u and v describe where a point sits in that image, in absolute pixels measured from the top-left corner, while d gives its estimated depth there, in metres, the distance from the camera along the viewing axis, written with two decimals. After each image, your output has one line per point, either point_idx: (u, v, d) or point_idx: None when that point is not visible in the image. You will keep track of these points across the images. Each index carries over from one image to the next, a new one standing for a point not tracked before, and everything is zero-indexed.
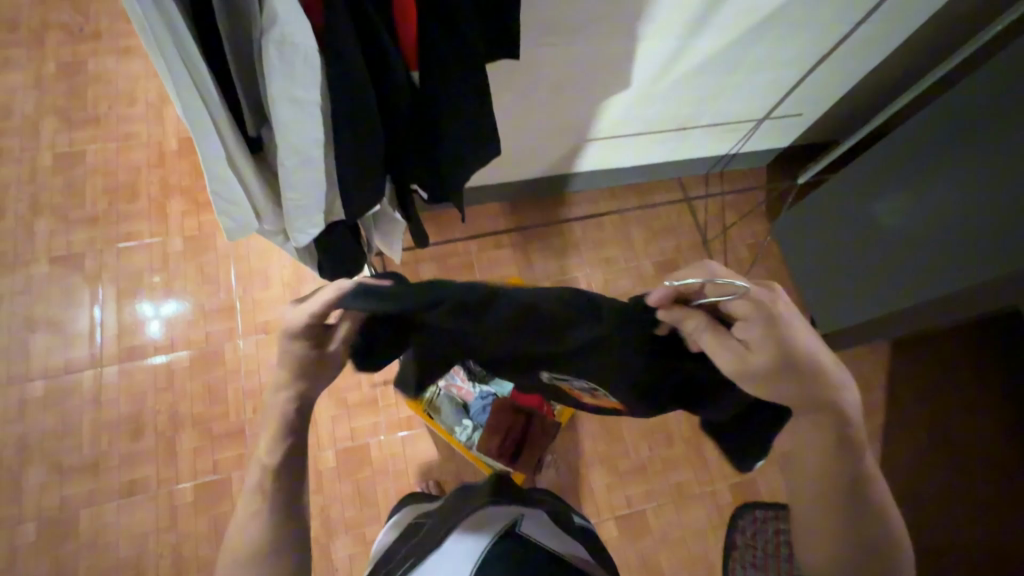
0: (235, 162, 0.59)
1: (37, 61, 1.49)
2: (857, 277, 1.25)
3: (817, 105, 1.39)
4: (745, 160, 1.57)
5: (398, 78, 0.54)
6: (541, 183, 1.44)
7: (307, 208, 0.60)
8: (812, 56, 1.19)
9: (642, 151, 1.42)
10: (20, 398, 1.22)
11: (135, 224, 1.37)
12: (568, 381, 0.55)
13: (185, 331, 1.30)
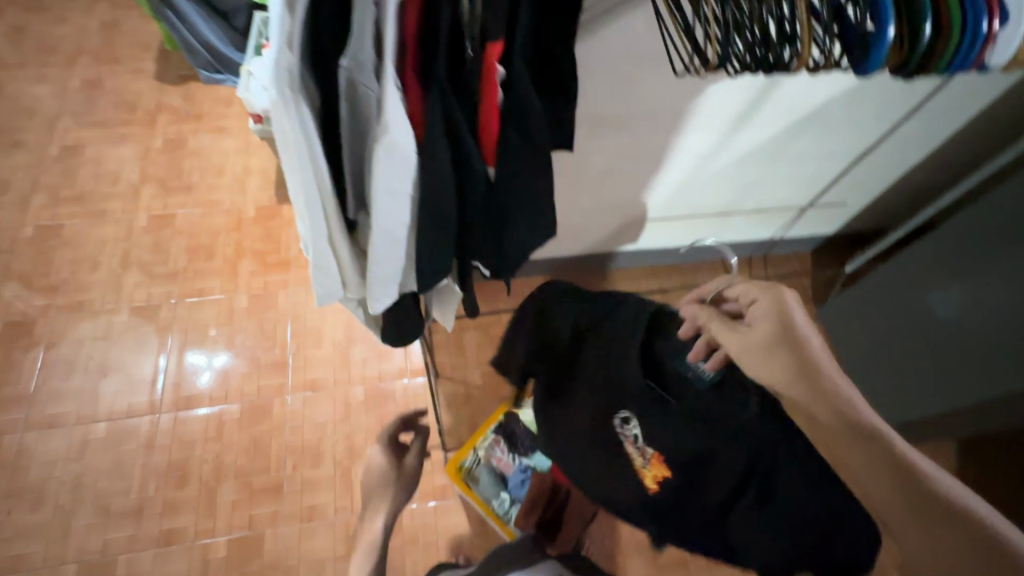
0: (333, 239, 0.66)
1: (147, 137, 1.72)
2: (912, 369, 1.21)
3: (861, 196, 1.42)
4: (790, 246, 1.57)
5: (475, 174, 0.60)
6: (585, 259, 1.49)
7: (388, 280, 0.67)
8: (855, 151, 1.24)
9: (688, 232, 1.46)
10: (83, 438, 1.29)
11: (208, 281, 1.50)
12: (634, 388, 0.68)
13: (239, 383, 1.36)
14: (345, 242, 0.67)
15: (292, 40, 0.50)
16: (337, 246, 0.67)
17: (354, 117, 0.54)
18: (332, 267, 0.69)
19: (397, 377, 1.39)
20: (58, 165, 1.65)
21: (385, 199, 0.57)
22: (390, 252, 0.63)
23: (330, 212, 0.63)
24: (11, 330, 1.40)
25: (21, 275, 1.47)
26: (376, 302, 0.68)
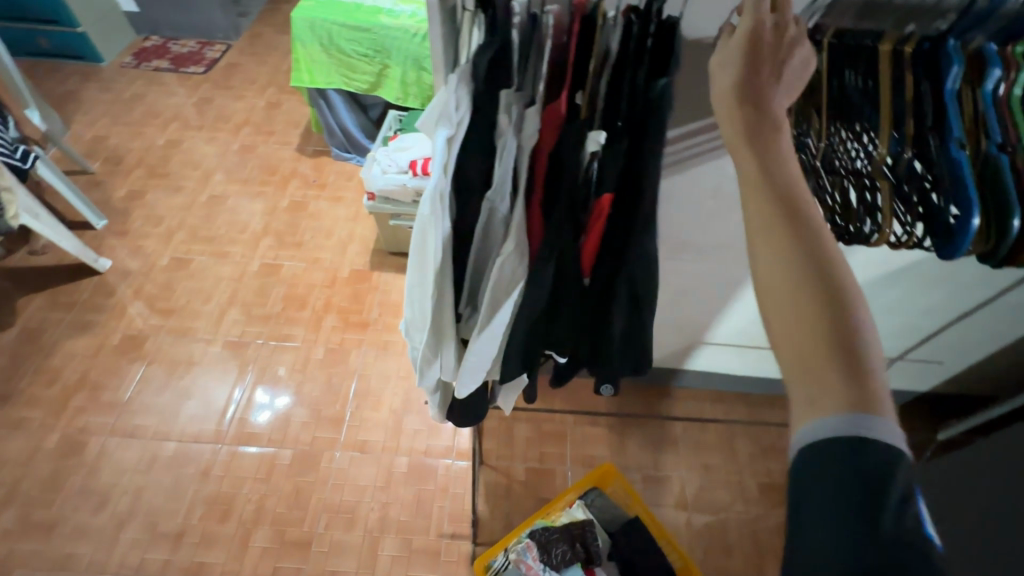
0: (444, 332, 0.72)
1: (278, 197, 1.99)
2: None
3: (960, 356, 1.31)
4: None
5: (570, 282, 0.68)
6: (648, 372, 1.48)
7: (484, 368, 0.74)
8: (953, 309, 1.17)
9: (761, 362, 1.41)
10: (153, 453, 1.40)
11: (294, 329, 1.64)
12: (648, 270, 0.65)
13: (297, 430, 1.43)
14: (452, 335, 0.73)
15: (446, 167, 0.61)
16: (445, 339, 0.73)
17: (486, 237, 0.65)
18: (437, 354, 0.75)
19: (442, 455, 1.40)
20: (203, 210, 1.94)
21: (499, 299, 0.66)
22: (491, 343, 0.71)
23: (448, 308, 0.70)
24: (127, 343, 1.59)
25: (149, 297, 1.70)
26: (466, 387, 0.75)
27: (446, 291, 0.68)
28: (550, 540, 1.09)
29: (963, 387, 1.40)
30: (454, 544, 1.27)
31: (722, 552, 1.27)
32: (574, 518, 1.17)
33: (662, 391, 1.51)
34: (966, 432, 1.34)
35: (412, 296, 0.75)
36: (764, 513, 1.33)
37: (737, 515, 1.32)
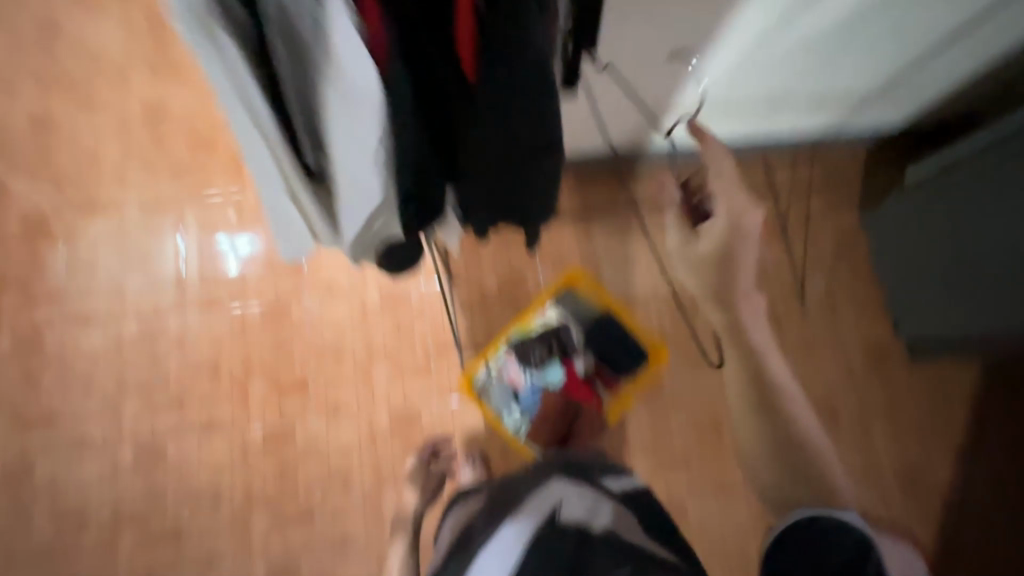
0: (300, 197, 0.64)
1: (122, 103, 1.46)
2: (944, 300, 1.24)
3: (919, 88, 1.22)
4: (832, 169, 1.44)
5: None
6: (607, 159, 1.41)
7: (367, 222, 0.66)
8: (926, 35, 1.03)
9: (736, 121, 1.27)
10: (111, 461, 1.27)
11: (214, 288, 1.36)
12: None
13: (260, 405, 1.30)
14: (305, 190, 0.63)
15: None
16: (296, 193, 0.63)
17: None
18: (309, 212, 0.66)
19: (424, 398, 1.32)
20: (28, 142, 1.43)
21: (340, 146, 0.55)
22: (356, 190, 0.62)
23: (286, 167, 0.59)
24: (21, 345, 1.33)
25: (18, 281, 1.36)
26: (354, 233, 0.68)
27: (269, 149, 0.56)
28: (529, 353, 1.23)
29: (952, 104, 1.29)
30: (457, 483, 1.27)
31: (714, 437, 1.31)
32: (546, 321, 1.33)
33: (647, 282, 1.38)
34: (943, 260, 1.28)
35: None
36: None
37: None
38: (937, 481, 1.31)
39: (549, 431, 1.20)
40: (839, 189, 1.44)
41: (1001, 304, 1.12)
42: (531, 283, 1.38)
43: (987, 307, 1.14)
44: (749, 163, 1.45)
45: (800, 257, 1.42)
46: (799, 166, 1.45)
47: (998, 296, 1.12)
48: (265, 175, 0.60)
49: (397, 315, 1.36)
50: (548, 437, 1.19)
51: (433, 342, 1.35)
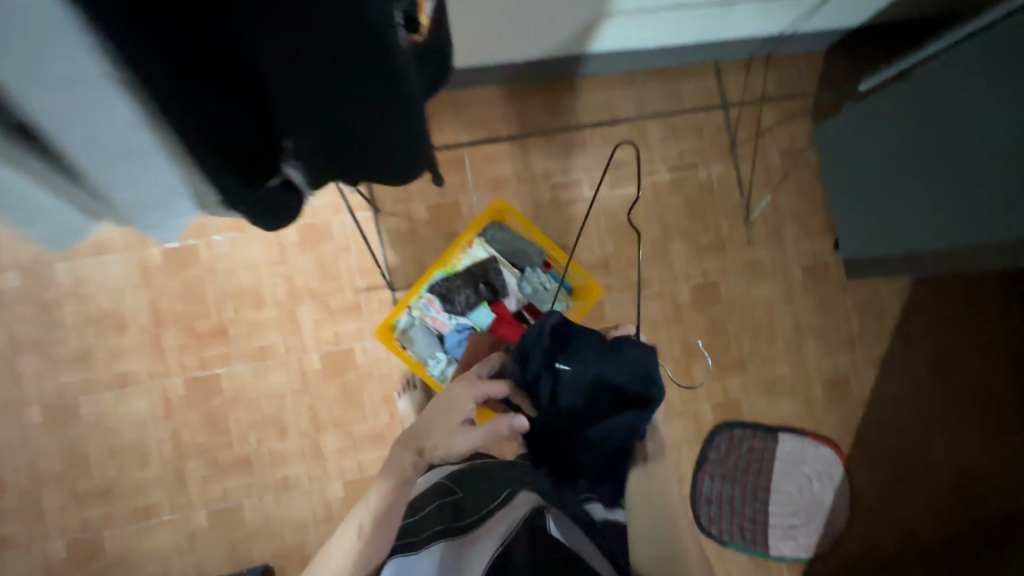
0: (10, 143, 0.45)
1: None
2: (900, 224, 1.15)
3: None
4: (801, 45, 1.31)
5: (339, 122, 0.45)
6: (539, 65, 1.20)
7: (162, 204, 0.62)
8: None
9: (673, 29, 1.13)
10: (20, 423, 1.18)
11: (105, 230, 1.20)
12: (372, 126, 0.45)
13: (179, 356, 1.21)
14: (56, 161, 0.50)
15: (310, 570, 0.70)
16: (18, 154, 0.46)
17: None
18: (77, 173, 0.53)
19: (356, 338, 1.25)
20: None
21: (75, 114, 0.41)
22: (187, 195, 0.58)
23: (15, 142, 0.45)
24: None
25: None
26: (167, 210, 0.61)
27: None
28: (453, 296, 0.96)
29: (908, 6, 1.18)
30: (397, 422, 1.26)
31: None
32: (474, 260, 1.00)
33: (588, 207, 1.32)
34: (839, 192, 1.30)
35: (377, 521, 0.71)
36: (692, 316, 1.34)
37: (668, 324, 1.33)
38: (861, 390, 1.38)
39: None
40: (789, 100, 1.35)
41: (915, 225, 1.11)
42: (466, 212, 1.28)
43: (904, 224, 1.14)
44: (697, 71, 1.33)
45: (748, 176, 1.35)
46: (751, 75, 1.34)
47: (936, 205, 1.05)
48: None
49: (319, 252, 1.25)
50: None
51: (362, 280, 1.26)
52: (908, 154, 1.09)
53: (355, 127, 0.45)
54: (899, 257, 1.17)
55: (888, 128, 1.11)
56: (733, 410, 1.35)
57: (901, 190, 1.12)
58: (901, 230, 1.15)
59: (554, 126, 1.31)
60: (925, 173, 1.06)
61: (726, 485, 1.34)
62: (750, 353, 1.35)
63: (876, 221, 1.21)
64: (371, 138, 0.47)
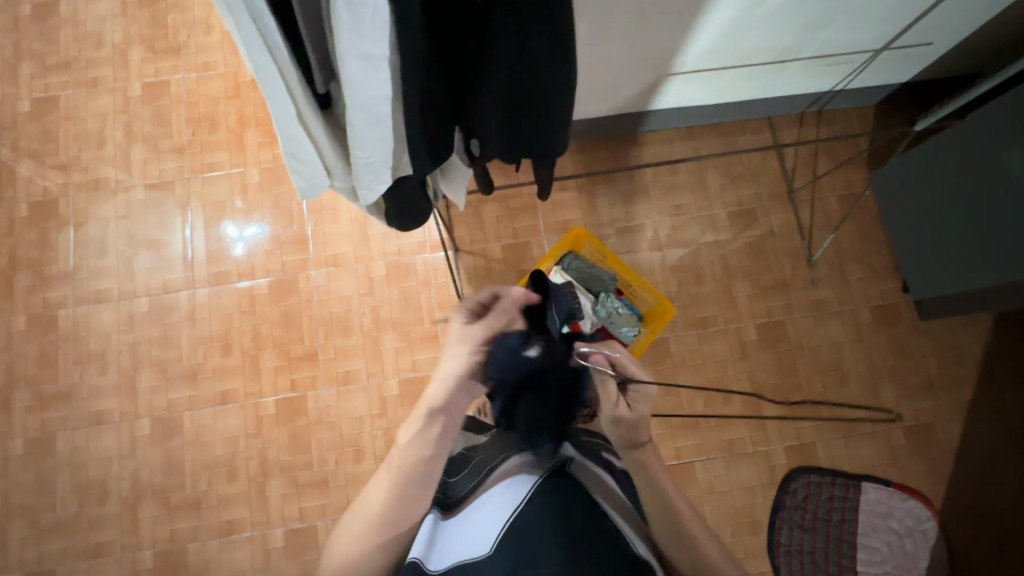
0: (292, 97, 0.55)
1: (124, 82, 1.47)
2: (966, 261, 1.16)
3: (952, 33, 1.12)
4: (852, 101, 1.41)
5: (513, 110, 0.60)
6: (606, 121, 1.35)
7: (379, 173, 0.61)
8: None
9: (730, 85, 1.25)
10: (131, 433, 1.30)
11: (223, 264, 1.38)
12: (540, 113, 0.59)
13: (273, 377, 1.32)
14: (317, 117, 0.59)
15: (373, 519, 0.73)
16: (308, 121, 0.59)
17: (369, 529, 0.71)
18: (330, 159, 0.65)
19: (432, 366, 1.33)
20: (34, 124, 1.45)
21: (357, 77, 0.50)
22: (405, 155, 0.63)
23: (297, 94, 0.55)
24: (35, 323, 1.35)
25: (31, 262, 1.39)
26: (366, 187, 0.63)
27: (280, 78, 0.53)
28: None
29: (956, 61, 1.27)
30: None
31: (722, 398, 1.32)
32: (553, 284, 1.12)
33: (651, 248, 1.40)
34: (902, 233, 1.33)
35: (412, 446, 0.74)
36: (759, 354, 1.35)
37: (734, 361, 1.34)
38: (948, 438, 1.31)
39: None
40: (843, 150, 1.43)
41: (982, 259, 1.11)
42: (537, 251, 1.39)
43: (970, 261, 1.14)
44: (752, 126, 1.44)
45: (807, 220, 1.41)
46: (804, 129, 1.44)
47: (1001, 241, 1.07)
48: (275, 107, 0.56)
49: (403, 285, 1.37)
50: None
51: (439, 311, 1.36)
52: (968, 193, 1.12)
53: (526, 114, 0.60)
54: (971, 296, 1.17)
55: (945, 168, 1.16)
56: (809, 453, 1.30)
57: (963, 228, 1.15)
58: (968, 266, 1.15)
59: (619, 175, 1.43)
60: (987, 208, 1.09)
61: (805, 535, 1.27)
62: (823, 394, 1.33)
63: (942, 258, 1.22)
64: (537, 123, 0.61)
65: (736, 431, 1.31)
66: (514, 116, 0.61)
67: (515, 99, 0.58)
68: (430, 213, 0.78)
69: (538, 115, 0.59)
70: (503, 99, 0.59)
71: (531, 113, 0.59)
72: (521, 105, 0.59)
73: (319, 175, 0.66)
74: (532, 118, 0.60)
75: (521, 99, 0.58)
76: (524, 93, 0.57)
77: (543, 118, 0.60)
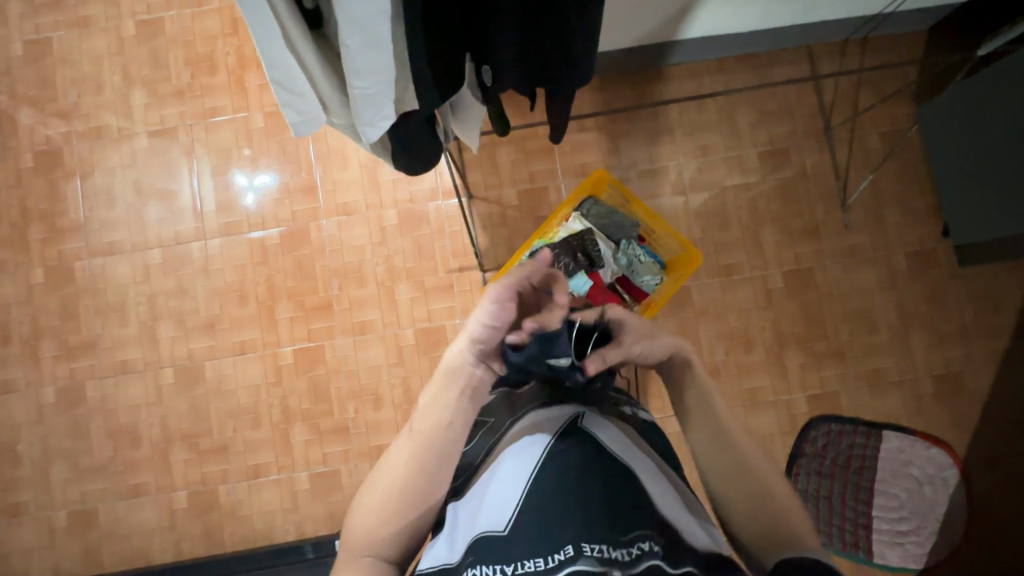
0: (278, 16, 0.50)
1: (117, 20, 1.39)
2: (1014, 203, 1.07)
3: None
4: (902, 25, 1.27)
5: (531, 33, 0.54)
6: (629, 53, 1.25)
7: (380, 106, 0.56)
8: None
9: (768, 9, 1.13)
10: (157, 382, 1.33)
11: (233, 214, 1.35)
12: (564, 34, 0.53)
13: (290, 328, 1.33)
14: (308, 41, 0.54)
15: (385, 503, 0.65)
16: (298, 48, 0.54)
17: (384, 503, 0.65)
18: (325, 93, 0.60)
19: (447, 316, 1.32)
20: (29, 68, 1.39)
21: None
22: (410, 88, 0.58)
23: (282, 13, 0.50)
24: (53, 275, 1.36)
25: (43, 214, 1.37)
26: (365, 123, 0.58)
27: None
28: (553, 262, 1.03)
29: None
30: None
31: (743, 347, 1.29)
32: (571, 231, 1.07)
33: (675, 192, 1.33)
34: (947, 172, 1.23)
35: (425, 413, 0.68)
36: (784, 302, 1.30)
37: (758, 310, 1.30)
38: (977, 388, 1.27)
39: None
40: (888, 82, 1.31)
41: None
42: (554, 197, 1.33)
43: (1017, 201, 1.06)
44: (788, 56, 1.32)
45: (844, 160, 1.31)
46: (846, 58, 1.31)
47: None
48: (260, 31, 0.51)
49: (416, 234, 1.33)
50: None
51: (454, 260, 1.32)
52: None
53: (547, 35, 0.53)
54: (1018, 239, 1.09)
55: (1000, 99, 1.06)
56: (831, 402, 1.28)
57: (1015, 166, 1.05)
58: (1014, 208, 1.07)
59: (641, 113, 1.34)
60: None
61: (822, 481, 1.28)
62: (849, 343, 1.29)
63: (987, 199, 1.13)
64: (560, 48, 0.55)
65: (756, 381, 1.29)
66: (533, 39, 0.55)
67: (538, 18, 0.52)
68: (441, 156, 0.73)
69: (564, 37, 0.53)
70: (523, 19, 0.52)
71: (555, 35, 0.53)
72: (540, 28, 0.53)
73: (314, 109, 0.61)
74: (553, 42, 0.54)
75: (542, 17, 0.52)
76: (546, 8, 0.51)
77: (567, 41, 0.53)
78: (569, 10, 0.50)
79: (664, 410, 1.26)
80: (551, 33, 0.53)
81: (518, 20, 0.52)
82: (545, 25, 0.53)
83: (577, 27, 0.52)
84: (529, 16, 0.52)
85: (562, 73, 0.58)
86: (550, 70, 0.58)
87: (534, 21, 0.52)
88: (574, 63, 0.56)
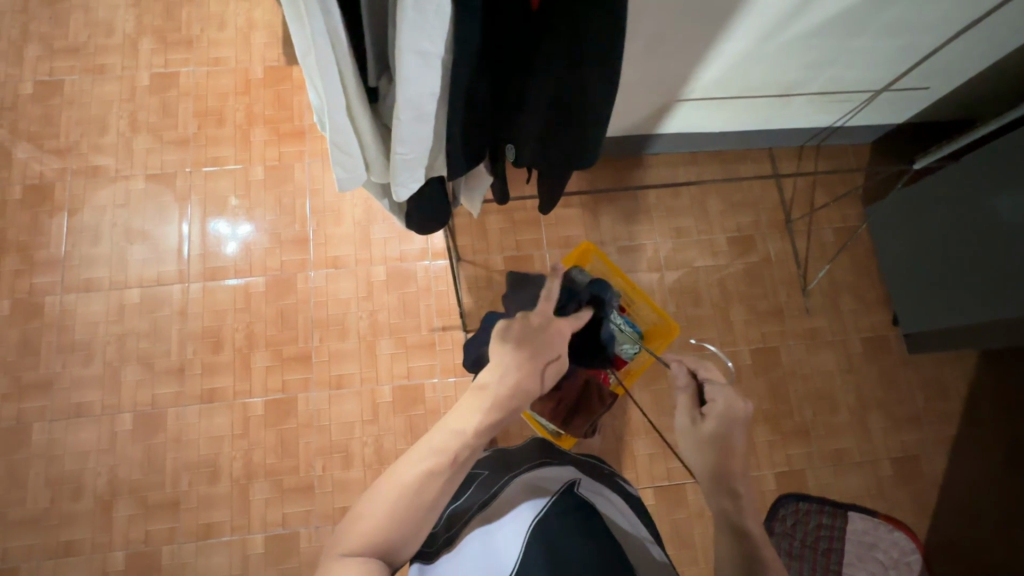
0: (344, 87, 0.56)
1: (131, 71, 1.45)
2: (955, 299, 1.19)
3: (949, 79, 1.17)
4: (848, 138, 1.45)
5: (548, 121, 0.61)
6: (613, 142, 1.37)
7: (417, 169, 0.62)
8: (931, 41, 1.02)
9: (739, 115, 1.28)
10: (112, 429, 1.26)
11: (220, 261, 1.36)
12: (581, 124, 0.59)
13: (264, 378, 1.30)
14: (365, 110, 0.59)
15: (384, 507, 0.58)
16: (355, 115, 0.59)
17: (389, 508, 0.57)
18: (371, 153, 0.65)
19: (426, 374, 1.32)
20: (35, 107, 1.43)
21: (412, 73, 0.50)
22: (440, 156, 0.65)
23: (348, 87, 0.56)
24: (19, 309, 1.31)
25: (20, 246, 1.35)
26: (402, 183, 0.63)
27: (336, 66, 0.52)
28: None
29: (951, 106, 1.32)
30: None
31: None
32: None
33: (651, 268, 1.42)
34: (892, 267, 1.36)
35: (462, 435, 0.62)
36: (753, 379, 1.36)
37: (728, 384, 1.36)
38: (933, 472, 1.33)
39: (556, 411, 1.06)
40: (840, 184, 1.47)
41: (971, 298, 1.14)
42: (539, 265, 1.39)
43: (962, 300, 1.17)
44: (754, 155, 1.48)
45: (803, 250, 1.44)
46: (803, 161, 1.48)
47: (991, 280, 1.10)
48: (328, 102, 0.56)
49: (403, 291, 1.36)
50: (557, 414, 1.06)
51: (438, 319, 1.35)
52: (960, 232, 1.16)
53: (566, 125, 0.60)
54: (960, 331, 1.20)
55: (939, 207, 1.20)
56: (797, 481, 1.31)
57: (954, 265, 1.18)
58: (959, 304, 1.18)
59: (622, 195, 1.45)
60: (978, 247, 1.12)
61: (792, 563, 1.28)
62: (813, 422, 1.34)
63: (934, 295, 1.25)
64: (572, 134, 0.61)
65: None
66: (551, 126, 0.61)
67: (561, 112, 0.59)
68: (449, 218, 0.78)
69: (580, 127, 0.60)
70: (545, 108, 0.59)
71: (572, 127, 0.60)
72: (562, 119, 0.59)
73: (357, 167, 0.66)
74: (568, 131, 0.61)
75: (559, 109, 0.59)
76: (564, 101, 0.58)
77: (580, 132, 0.60)
78: (588, 109, 0.57)
79: (638, 481, 1.26)
80: (569, 124, 0.60)
81: (542, 111, 0.59)
82: (565, 117, 0.59)
83: (591, 122, 0.59)
84: (549, 107, 0.59)
85: (574, 158, 0.64)
86: (562, 155, 0.65)
87: (555, 113, 0.59)
88: (584, 149, 0.63)
